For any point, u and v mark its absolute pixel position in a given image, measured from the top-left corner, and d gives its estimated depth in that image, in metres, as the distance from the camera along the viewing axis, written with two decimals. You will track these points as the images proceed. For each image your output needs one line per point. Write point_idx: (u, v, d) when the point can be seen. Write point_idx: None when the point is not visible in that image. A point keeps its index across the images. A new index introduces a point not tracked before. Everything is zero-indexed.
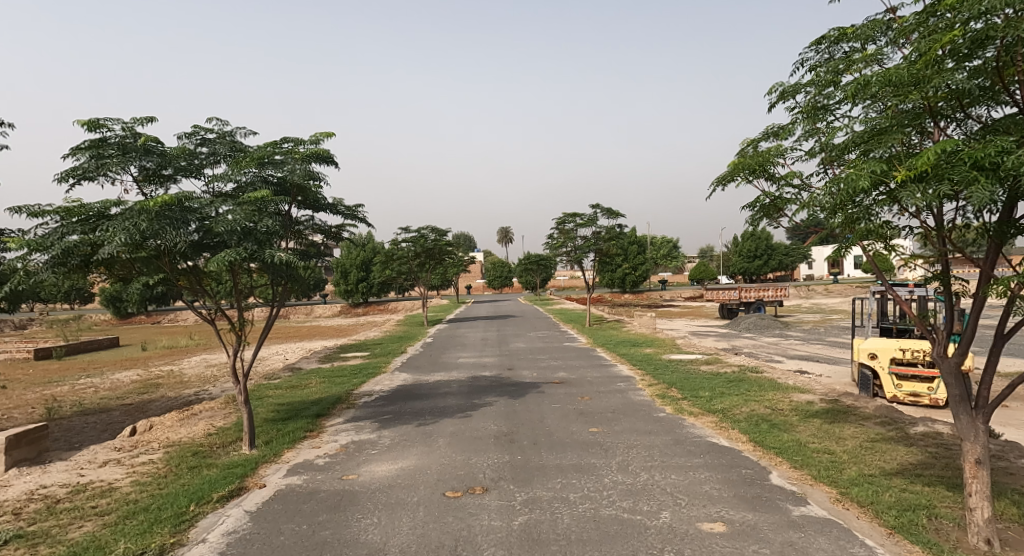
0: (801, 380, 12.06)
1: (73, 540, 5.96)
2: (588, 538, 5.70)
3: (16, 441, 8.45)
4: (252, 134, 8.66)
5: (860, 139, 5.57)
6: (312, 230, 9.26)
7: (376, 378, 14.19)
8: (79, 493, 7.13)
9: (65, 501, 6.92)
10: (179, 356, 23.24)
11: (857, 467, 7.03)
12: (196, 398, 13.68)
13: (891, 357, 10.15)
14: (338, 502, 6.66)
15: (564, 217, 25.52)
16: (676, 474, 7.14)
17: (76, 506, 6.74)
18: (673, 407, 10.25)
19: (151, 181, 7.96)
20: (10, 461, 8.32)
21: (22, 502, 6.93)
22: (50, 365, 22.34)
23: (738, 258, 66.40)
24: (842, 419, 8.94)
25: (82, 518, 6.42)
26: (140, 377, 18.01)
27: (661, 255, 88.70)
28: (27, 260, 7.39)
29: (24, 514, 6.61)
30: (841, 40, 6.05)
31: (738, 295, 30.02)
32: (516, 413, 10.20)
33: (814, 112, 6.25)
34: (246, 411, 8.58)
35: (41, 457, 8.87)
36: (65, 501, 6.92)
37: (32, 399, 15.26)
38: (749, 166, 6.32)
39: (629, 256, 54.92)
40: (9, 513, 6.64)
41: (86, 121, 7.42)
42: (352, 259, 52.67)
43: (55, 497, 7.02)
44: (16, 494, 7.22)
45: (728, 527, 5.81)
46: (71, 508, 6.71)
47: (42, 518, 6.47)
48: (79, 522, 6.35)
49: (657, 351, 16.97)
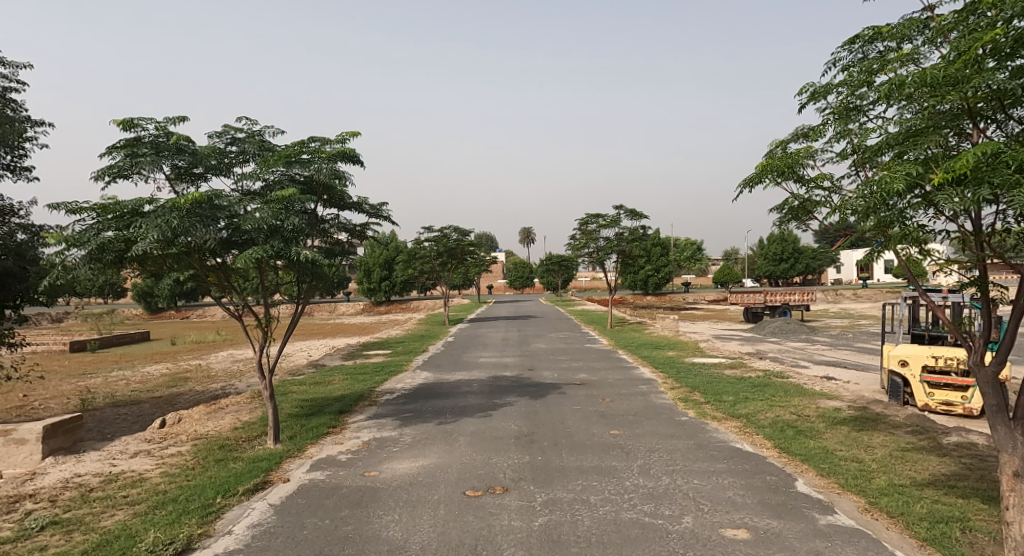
0: (828, 386, 11.88)
1: (105, 528, 6.07)
2: (609, 541, 5.66)
3: (53, 430, 8.64)
4: (281, 133, 8.76)
5: (895, 140, 5.48)
6: (337, 229, 9.31)
7: (398, 376, 14.27)
8: (112, 482, 7.26)
9: (97, 490, 7.06)
10: (207, 350, 23.59)
11: (887, 476, 6.89)
12: (223, 393, 13.87)
13: (922, 364, 9.92)
14: (361, 498, 6.69)
15: (586, 217, 25.44)
16: (698, 478, 7.07)
17: (109, 494, 6.87)
18: (696, 411, 10.15)
19: (183, 180, 8.07)
20: (47, 449, 8.52)
21: (57, 490, 7.07)
22: (84, 358, 22.74)
23: (764, 261, 65.74)
24: (871, 427, 8.77)
25: (114, 507, 6.54)
26: (170, 370, 18.36)
27: (685, 257, 88.29)
28: (65, 255, 7.55)
29: (59, 501, 6.75)
30: (876, 39, 5.95)
31: (763, 299, 29.64)
32: (537, 414, 10.19)
33: (847, 113, 6.18)
34: (271, 406, 8.65)
35: (77, 446, 9.07)
36: (98, 489, 7.06)
37: (67, 390, 15.65)
38: (777, 167, 6.25)
39: (653, 257, 54.42)
40: (45, 500, 6.79)
41: (121, 120, 7.57)
42: (375, 258, 52.97)
43: (88, 485, 7.18)
44: (52, 482, 7.37)
45: (751, 534, 5.73)
46: (104, 496, 6.84)
47: (75, 506, 6.61)
48: (112, 510, 6.47)
49: (680, 354, 16.86)
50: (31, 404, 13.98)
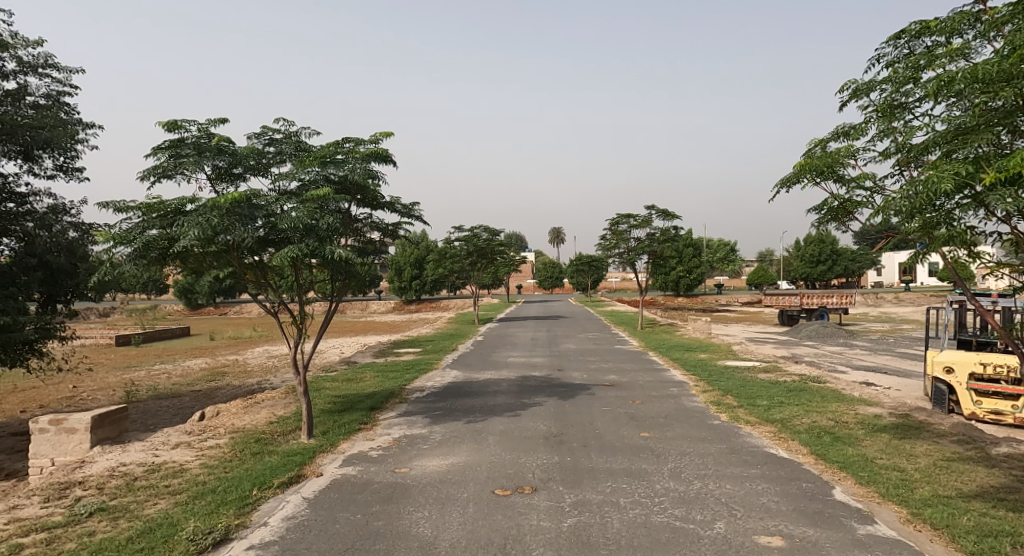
0: (867, 391, 11.57)
1: (148, 516, 6.18)
2: (639, 544, 5.56)
3: (100, 420, 8.84)
4: (316, 134, 8.83)
5: (944, 138, 5.28)
6: (370, 228, 9.35)
7: (428, 374, 14.32)
8: (155, 472, 7.40)
9: (141, 479, 7.20)
10: (245, 346, 24.07)
11: (930, 487, 6.65)
12: (259, 388, 14.09)
13: (969, 372, 9.54)
14: (391, 494, 6.70)
15: (617, 217, 25.22)
16: (731, 483, 6.92)
17: (152, 484, 7.00)
18: (729, 414, 9.97)
19: (223, 180, 8.18)
20: (94, 438, 8.72)
21: (104, 478, 7.24)
22: (129, 351, 23.36)
23: (800, 263, 64.53)
24: (914, 435, 8.50)
25: (157, 496, 6.66)
26: (209, 365, 18.75)
27: (717, 259, 87.17)
28: (112, 253, 7.73)
29: (106, 489, 6.91)
30: (923, 34, 5.75)
31: (799, 301, 29.03)
32: (567, 415, 10.11)
33: (891, 111, 5.98)
34: (305, 401, 8.73)
35: (122, 437, 9.28)
36: (142, 478, 7.20)
37: (113, 382, 16.11)
38: (816, 166, 6.09)
39: (685, 258, 53.76)
40: (93, 487, 6.95)
41: (166, 122, 7.71)
42: (406, 258, 53.40)
43: (133, 474, 7.32)
44: (99, 470, 7.55)
45: (787, 542, 5.58)
46: (147, 485, 6.97)
47: (120, 493, 6.75)
48: (155, 499, 6.59)
49: (712, 356, 16.60)
50: (78, 395, 14.41)
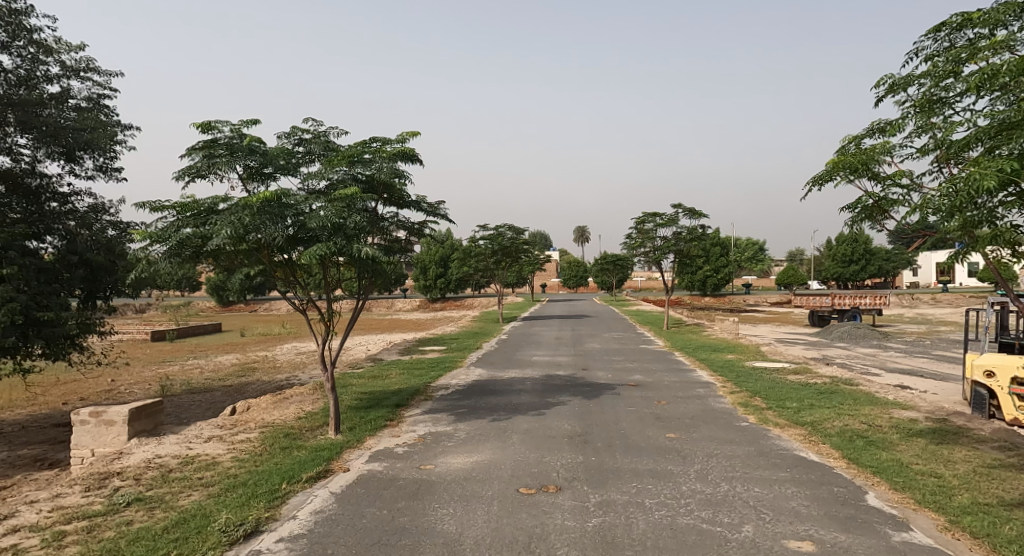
0: (902, 395, 11.28)
1: (182, 507, 6.25)
2: (665, 546, 5.47)
3: (137, 413, 9.00)
4: (344, 133, 8.86)
5: (986, 134, 5.11)
6: (396, 227, 9.38)
7: (454, 372, 14.34)
8: (189, 464, 7.50)
9: (176, 470, 7.30)
10: (275, 342, 24.41)
11: (970, 494, 6.45)
12: (288, 384, 14.24)
13: (1011, 376, 8.95)
14: (417, 490, 6.70)
15: (642, 216, 25.00)
16: (760, 486, 6.78)
17: (185, 476, 7.09)
18: (757, 416, 9.81)
19: (254, 179, 8.26)
20: (132, 431, 8.87)
21: (140, 469, 7.36)
22: (163, 346, 23.86)
23: (831, 262, 63.41)
24: (951, 440, 8.26)
25: (191, 487, 6.74)
26: (240, 361, 19.03)
27: (745, 258, 86.08)
28: (148, 251, 7.86)
29: (142, 480, 7.02)
30: (965, 27, 5.57)
31: (830, 302, 28.47)
32: (591, 414, 10.02)
33: (930, 106, 5.81)
34: (333, 397, 8.77)
35: (158, 430, 9.43)
36: (177, 470, 7.30)
37: (149, 376, 16.43)
38: (850, 164, 5.95)
39: (712, 257, 53.13)
40: (130, 478, 7.07)
41: (200, 123, 7.80)
42: (432, 256, 53.65)
43: (168, 466, 7.43)
44: (136, 462, 7.67)
45: (818, 547, 5.45)
46: (181, 477, 7.06)
47: (156, 484, 6.85)
48: (188, 490, 6.68)
49: (740, 357, 16.35)
50: (116, 388, 14.73)
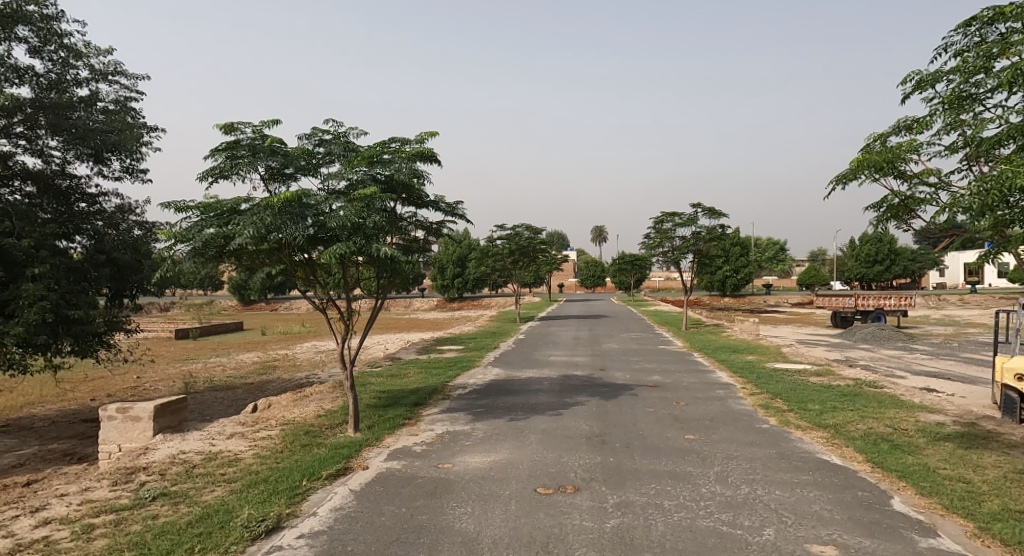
0: (927, 398, 11.07)
1: (205, 502, 6.30)
2: (684, 548, 5.41)
3: (162, 409, 9.11)
4: (364, 134, 8.88)
5: (1018, 131, 4.98)
6: (414, 227, 9.37)
7: (471, 371, 14.34)
8: (211, 460, 7.56)
9: (199, 466, 7.37)
10: (296, 341, 24.65)
11: (999, 500, 6.29)
12: (308, 382, 14.34)
13: None
14: (435, 489, 6.69)
15: (661, 216, 24.80)
16: (782, 489, 6.68)
17: (208, 471, 7.15)
18: (778, 418, 9.67)
19: (276, 180, 8.30)
20: (157, 427, 8.98)
21: (165, 464, 7.44)
22: (187, 344, 24.20)
23: (854, 262, 62.55)
24: (980, 444, 8.07)
25: (213, 483, 6.79)
26: (261, 358, 19.22)
27: (766, 258, 85.24)
28: (172, 251, 7.93)
29: (166, 475, 7.09)
30: (997, 21, 5.43)
31: (854, 303, 28.04)
32: (610, 415, 9.95)
33: (959, 104, 5.69)
34: (352, 395, 8.79)
35: (183, 426, 9.54)
36: (200, 466, 7.37)
37: (173, 373, 16.65)
38: (876, 163, 5.85)
39: (732, 257, 52.64)
40: (155, 473, 7.15)
41: (223, 124, 7.86)
42: (450, 256, 53.78)
43: (192, 462, 7.50)
44: (161, 457, 7.75)
45: (841, 551, 5.35)
46: (204, 473, 7.12)
47: (180, 480, 6.91)
48: (211, 486, 6.73)
49: (760, 358, 16.16)
50: (141, 385, 14.92)
